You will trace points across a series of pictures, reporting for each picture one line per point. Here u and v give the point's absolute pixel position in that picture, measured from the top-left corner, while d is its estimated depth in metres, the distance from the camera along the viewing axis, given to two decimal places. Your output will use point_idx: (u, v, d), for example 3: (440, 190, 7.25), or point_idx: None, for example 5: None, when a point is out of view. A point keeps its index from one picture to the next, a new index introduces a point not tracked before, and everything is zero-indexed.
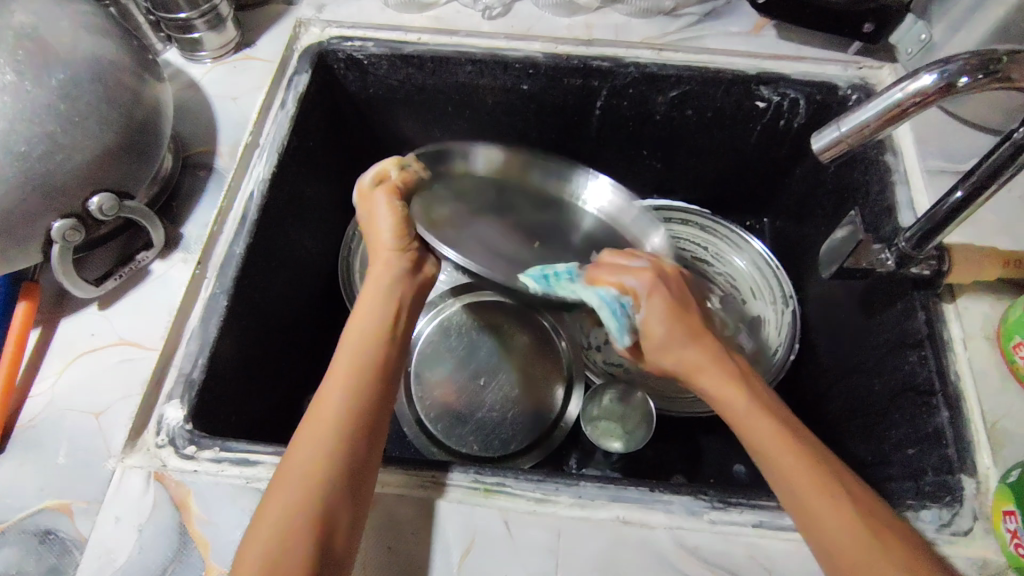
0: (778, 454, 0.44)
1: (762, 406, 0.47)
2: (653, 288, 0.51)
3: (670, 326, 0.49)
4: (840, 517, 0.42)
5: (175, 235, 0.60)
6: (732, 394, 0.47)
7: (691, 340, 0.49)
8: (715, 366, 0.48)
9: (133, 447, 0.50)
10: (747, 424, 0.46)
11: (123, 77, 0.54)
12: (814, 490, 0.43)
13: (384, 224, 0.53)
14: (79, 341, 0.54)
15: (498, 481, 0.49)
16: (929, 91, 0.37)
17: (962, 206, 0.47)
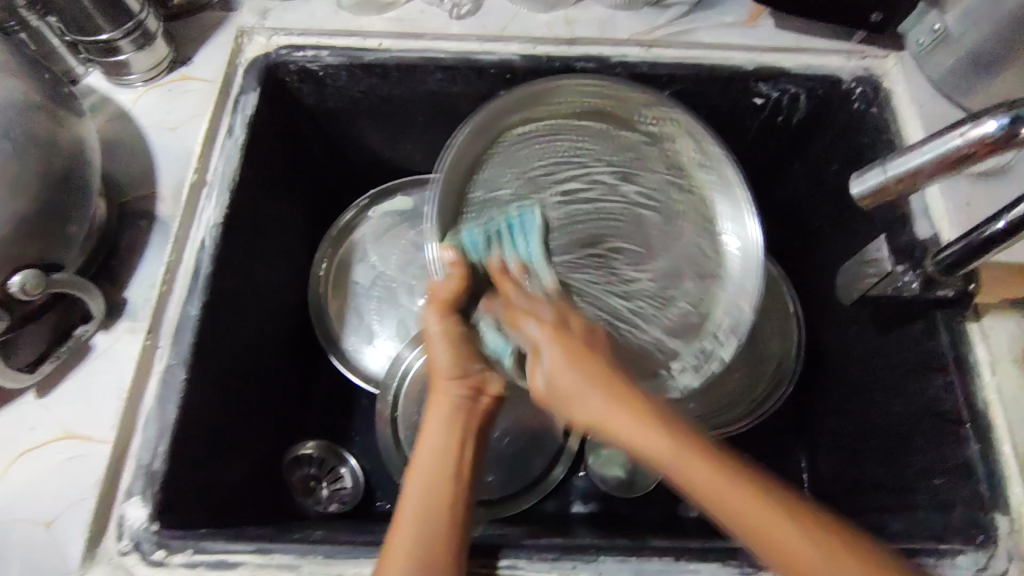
0: (635, 437, 0.39)
1: (628, 404, 0.41)
2: (551, 334, 0.46)
3: (586, 386, 0.43)
4: (774, 516, 0.36)
5: (118, 300, 0.52)
6: (672, 453, 0.38)
7: (636, 414, 0.40)
8: (699, 451, 0.38)
9: (94, 559, 0.44)
10: (767, 538, 0.35)
11: (38, 128, 0.46)
12: (712, 486, 0.37)
13: (440, 343, 0.51)
14: (17, 437, 0.47)
15: (510, 565, 0.45)
16: (993, 139, 0.33)
17: (1004, 236, 0.43)
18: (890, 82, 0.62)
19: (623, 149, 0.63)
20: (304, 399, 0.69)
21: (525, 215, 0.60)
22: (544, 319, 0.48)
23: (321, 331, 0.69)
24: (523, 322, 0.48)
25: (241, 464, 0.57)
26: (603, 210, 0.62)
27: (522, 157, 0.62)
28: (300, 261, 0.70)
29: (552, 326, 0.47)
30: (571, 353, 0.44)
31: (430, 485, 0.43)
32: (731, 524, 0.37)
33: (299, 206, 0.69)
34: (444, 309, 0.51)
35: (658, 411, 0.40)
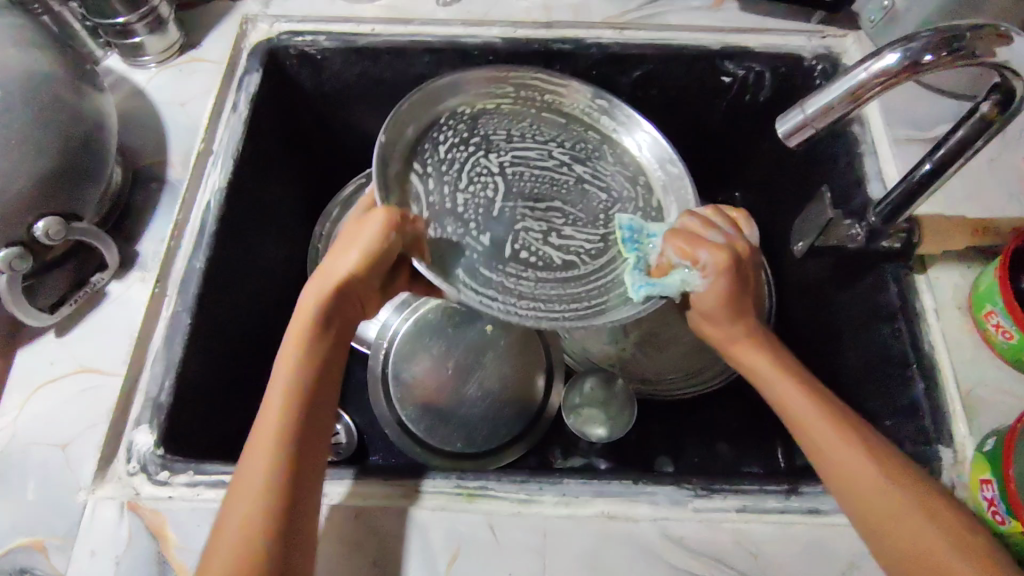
0: (831, 446, 0.44)
1: (811, 396, 0.47)
2: (725, 269, 0.48)
3: (724, 304, 0.49)
4: (883, 488, 0.42)
5: (131, 253, 0.58)
6: (784, 395, 0.47)
7: (748, 338, 0.50)
8: (818, 396, 0.47)
9: (104, 477, 0.49)
10: (875, 490, 0.42)
11: (62, 93, 0.51)
12: (837, 439, 0.44)
13: (354, 248, 0.49)
14: (39, 370, 0.53)
15: (480, 485, 0.49)
16: (893, 69, 0.39)
17: (931, 178, 0.49)
18: (848, 59, 0.67)
19: (576, 138, 0.68)
20: None
21: (465, 173, 0.64)
22: (719, 245, 0.49)
23: None
24: (694, 250, 0.49)
25: (243, 411, 0.62)
26: (545, 181, 0.66)
27: (459, 125, 0.65)
28: (299, 232, 0.75)
29: (728, 260, 0.48)
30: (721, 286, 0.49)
31: (278, 429, 0.43)
32: (821, 461, 0.45)
33: (298, 182, 0.74)
34: (384, 230, 0.49)
35: (757, 354, 0.50)
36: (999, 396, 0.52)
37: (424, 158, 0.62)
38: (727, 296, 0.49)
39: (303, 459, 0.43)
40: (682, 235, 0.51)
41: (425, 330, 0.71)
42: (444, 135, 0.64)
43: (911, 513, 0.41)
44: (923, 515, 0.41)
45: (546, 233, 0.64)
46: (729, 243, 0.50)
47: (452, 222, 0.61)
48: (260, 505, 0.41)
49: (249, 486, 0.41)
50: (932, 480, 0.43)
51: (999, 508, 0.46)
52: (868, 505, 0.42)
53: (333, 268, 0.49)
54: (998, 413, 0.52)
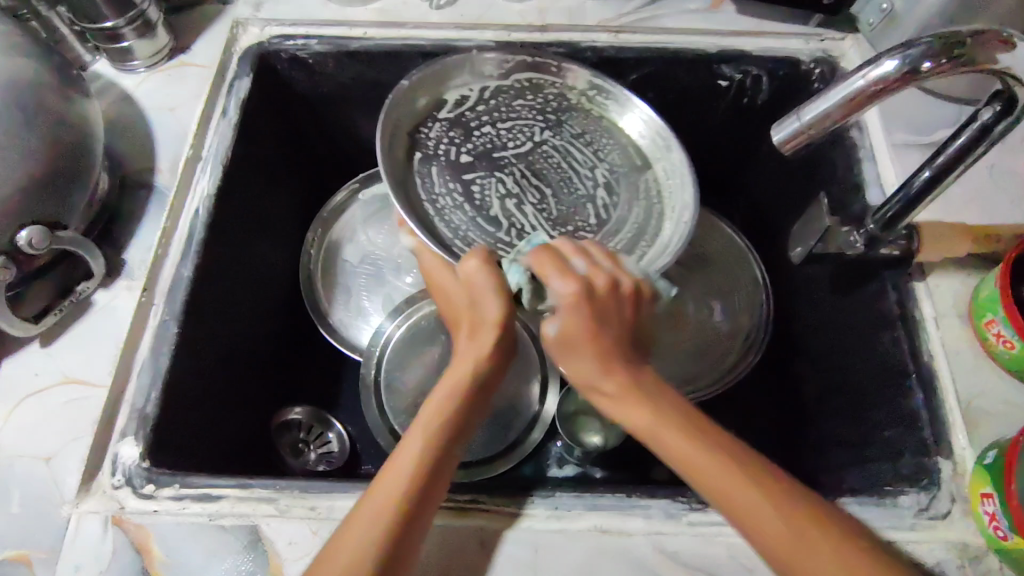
0: (694, 454, 0.40)
1: (657, 411, 0.42)
2: (574, 304, 0.44)
3: (580, 326, 0.43)
4: (779, 518, 0.38)
5: (118, 261, 0.57)
6: (654, 420, 0.41)
7: (604, 367, 0.43)
8: (676, 424, 0.41)
9: (88, 491, 0.48)
10: (781, 538, 0.37)
11: (46, 99, 0.50)
12: (734, 479, 0.39)
13: (487, 296, 0.47)
14: (23, 382, 0.52)
15: (471, 499, 0.48)
16: (890, 77, 0.38)
17: (930, 185, 0.48)
18: (846, 62, 0.66)
19: (564, 120, 0.67)
20: (294, 370, 0.72)
21: (460, 173, 0.63)
22: (575, 274, 0.45)
23: (311, 305, 0.71)
24: (550, 275, 0.45)
25: (232, 420, 0.61)
26: (562, 187, 0.65)
27: (519, 104, 0.67)
28: (292, 238, 0.74)
29: (576, 290, 0.44)
30: (580, 321, 0.43)
31: (416, 460, 0.42)
32: (671, 462, 0.41)
33: (291, 187, 0.73)
34: (483, 273, 0.47)
35: (660, 387, 0.43)
36: (1000, 406, 0.51)
37: (461, 111, 0.65)
38: (580, 314, 0.43)
39: (433, 494, 0.42)
40: (546, 254, 0.46)
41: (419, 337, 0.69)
42: (489, 106, 0.66)
43: (811, 555, 0.37)
44: (833, 555, 0.36)
45: (525, 225, 0.62)
46: (589, 273, 0.45)
47: (451, 191, 0.61)
48: (377, 531, 0.40)
49: (360, 533, 0.40)
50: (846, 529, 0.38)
51: (1001, 523, 0.45)
52: (772, 538, 0.38)
53: (459, 315, 0.51)
54: (999, 423, 0.51)
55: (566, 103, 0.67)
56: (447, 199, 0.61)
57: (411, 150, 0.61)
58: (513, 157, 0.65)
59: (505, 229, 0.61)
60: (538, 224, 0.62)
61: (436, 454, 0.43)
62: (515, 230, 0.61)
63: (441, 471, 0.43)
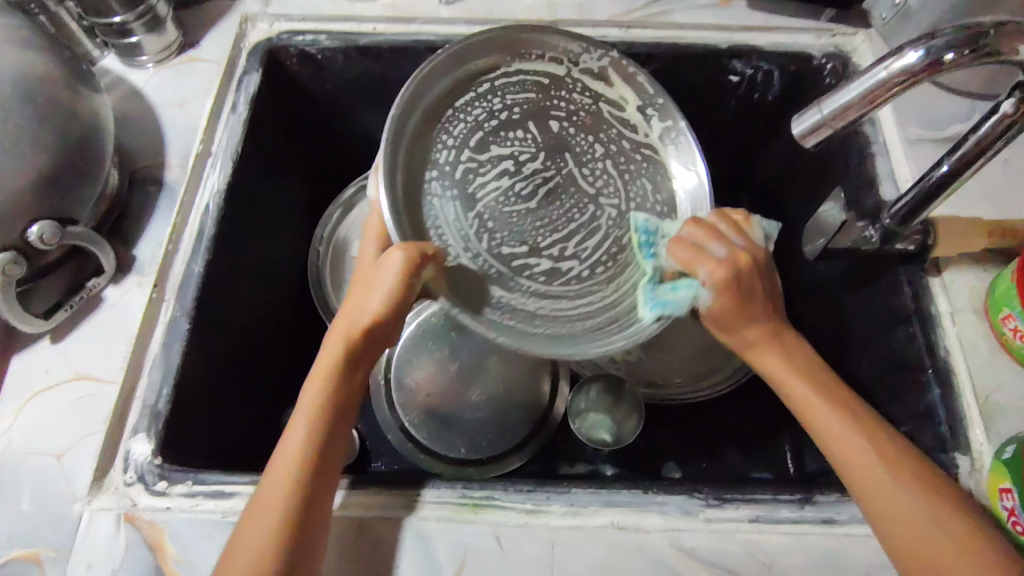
0: (850, 446, 0.44)
1: (827, 399, 0.46)
2: (723, 286, 0.48)
3: (751, 306, 0.49)
4: (911, 490, 0.42)
5: (128, 257, 0.57)
6: (811, 400, 0.47)
7: (770, 337, 0.49)
8: (848, 413, 0.46)
9: (100, 488, 0.47)
10: (908, 527, 0.41)
11: (57, 93, 0.50)
12: (874, 468, 0.43)
13: (379, 291, 0.47)
14: (33, 378, 0.52)
15: (487, 495, 0.48)
16: (913, 68, 0.38)
17: (948, 179, 0.48)
18: (858, 58, 0.65)
19: (607, 140, 0.61)
20: (303, 367, 0.72)
21: (467, 163, 0.58)
22: (719, 259, 0.48)
23: (319, 302, 0.71)
24: (694, 266, 0.48)
25: (242, 417, 0.60)
26: (532, 217, 0.59)
27: (620, 151, 0.61)
28: (300, 235, 0.73)
29: (725, 276, 0.47)
30: (724, 304, 0.48)
31: (302, 447, 0.44)
32: (817, 431, 0.46)
33: (299, 184, 0.73)
34: (402, 277, 0.46)
35: (798, 345, 0.50)
36: (1017, 402, 0.51)
37: (570, 86, 0.61)
38: (738, 299, 0.48)
39: (325, 471, 0.44)
40: (683, 245, 0.50)
41: (428, 334, 0.68)
42: (590, 116, 0.61)
43: (915, 513, 0.41)
44: (929, 514, 0.41)
45: (479, 200, 0.58)
46: (730, 258, 0.48)
47: (448, 173, 0.57)
48: (274, 530, 0.41)
49: (270, 508, 0.42)
50: (963, 498, 0.42)
51: (1021, 518, 0.44)
52: (866, 496, 0.43)
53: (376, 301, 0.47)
54: (1016, 419, 0.50)
55: (617, 121, 0.61)
56: (466, 116, 0.58)
57: (437, 107, 0.57)
58: (553, 155, 0.61)
59: (465, 184, 0.58)
60: (493, 202, 0.58)
61: (325, 433, 0.45)
62: (474, 191, 0.58)
63: (324, 478, 0.44)
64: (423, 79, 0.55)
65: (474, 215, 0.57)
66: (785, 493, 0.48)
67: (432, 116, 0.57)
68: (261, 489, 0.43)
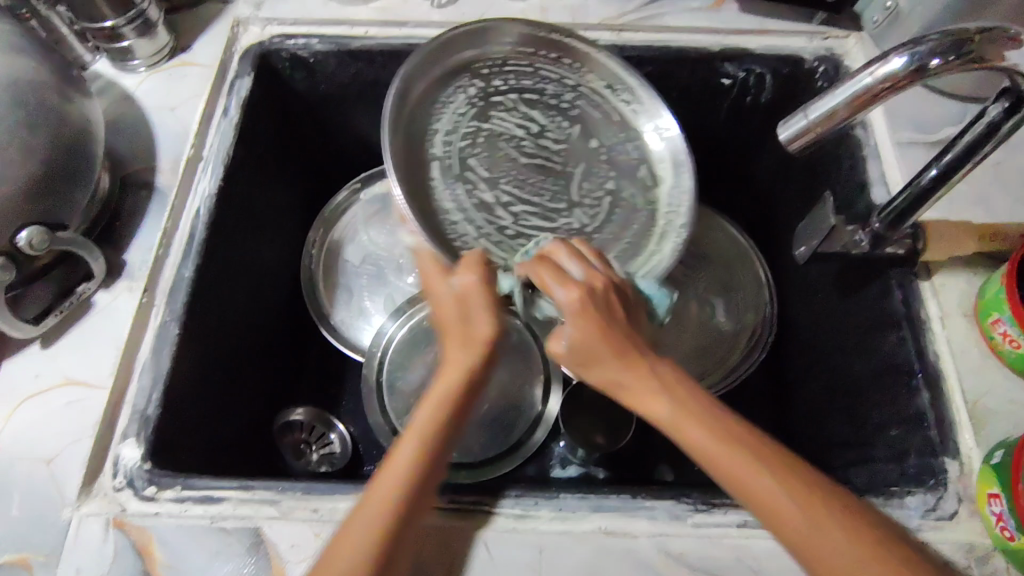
0: (751, 481, 0.37)
1: (712, 429, 0.38)
2: (584, 312, 0.42)
3: (592, 338, 0.41)
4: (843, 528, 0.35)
5: (118, 262, 0.57)
6: (681, 419, 0.39)
7: (625, 365, 0.41)
8: (746, 451, 0.37)
9: (89, 493, 0.47)
10: (813, 543, 0.35)
11: (47, 98, 0.50)
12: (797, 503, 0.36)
13: (476, 299, 0.46)
14: (23, 383, 0.52)
15: (476, 502, 0.47)
16: (898, 74, 0.38)
17: (936, 184, 0.48)
18: (850, 61, 0.65)
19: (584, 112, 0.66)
20: (295, 370, 0.72)
21: (460, 142, 0.62)
22: (573, 284, 0.43)
23: (310, 305, 0.71)
24: (551, 289, 0.43)
25: (233, 421, 0.60)
26: (509, 182, 0.63)
27: (607, 135, 0.65)
28: (293, 238, 0.73)
29: (581, 298, 0.42)
30: (589, 323, 0.41)
31: (417, 457, 0.41)
32: (709, 466, 0.38)
33: (292, 187, 0.73)
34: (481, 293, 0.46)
35: (674, 373, 0.41)
36: (1006, 406, 0.51)
37: (597, 104, 0.66)
38: (605, 334, 0.41)
39: (433, 476, 0.42)
40: (541, 269, 0.45)
41: (420, 337, 0.69)
42: (599, 123, 0.66)
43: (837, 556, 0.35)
44: (846, 536, 0.35)
45: (469, 145, 0.63)
46: (588, 281, 0.43)
47: (444, 153, 0.61)
48: (377, 533, 0.39)
49: (368, 521, 0.40)
50: (911, 555, 0.35)
51: (1008, 523, 0.44)
52: (772, 517, 0.37)
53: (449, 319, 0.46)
54: (1005, 423, 0.50)
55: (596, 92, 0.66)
56: (482, 88, 0.64)
57: (422, 103, 0.61)
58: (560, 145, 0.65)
59: (476, 129, 0.64)
60: (491, 148, 0.63)
61: (438, 444, 0.42)
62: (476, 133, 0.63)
63: (434, 478, 0.42)
64: (468, 34, 0.62)
65: (450, 153, 0.62)
66: None
67: (417, 104, 0.60)
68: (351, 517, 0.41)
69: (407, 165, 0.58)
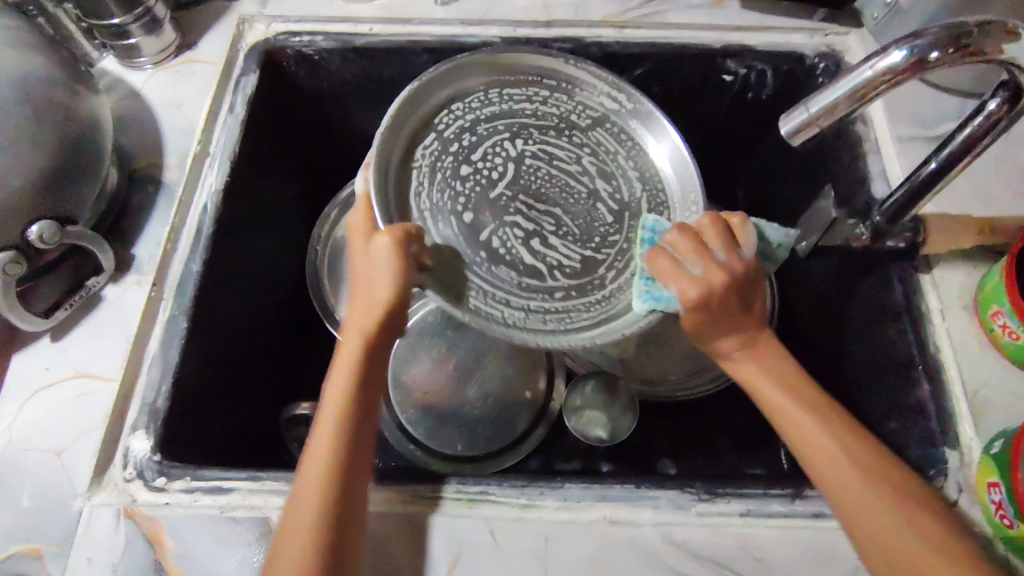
0: (820, 444, 0.44)
1: (792, 383, 0.47)
2: (696, 306, 0.46)
3: (712, 316, 0.47)
4: (878, 502, 0.41)
5: (127, 257, 0.57)
6: (768, 385, 0.47)
7: (746, 348, 0.48)
8: (808, 406, 0.45)
9: (100, 484, 0.48)
10: (855, 512, 0.42)
11: (56, 94, 0.51)
12: (870, 482, 0.42)
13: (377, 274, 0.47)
14: (33, 376, 0.52)
15: (481, 490, 0.48)
16: (898, 67, 0.39)
17: (936, 177, 0.48)
18: (851, 57, 0.66)
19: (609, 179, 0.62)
20: (300, 366, 0.73)
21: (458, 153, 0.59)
22: (693, 279, 0.46)
23: (316, 297, 0.71)
24: (669, 284, 0.47)
25: (239, 415, 0.61)
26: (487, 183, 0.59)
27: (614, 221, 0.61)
28: (298, 234, 0.74)
29: (697, 296, 0.45)
30: (699, 317, 0.46)
31: (328, 447, 0.44)
32: (806, 458, 0.45)
33: (296, 183, 0.73)
34: (397, 263, 0.46)
35: (775, 356, 0.49)
36: (1006, 397, 0.52)
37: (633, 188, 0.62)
38: (721, 309, 0.46)
39: (354, 471, 0.44)
40: (659, 267, 0.47)
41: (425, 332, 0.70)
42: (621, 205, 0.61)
43: (897, 533, 0.40)
44: (889, 515, 0.41)
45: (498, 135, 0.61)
46: (706, 276, 0.46)
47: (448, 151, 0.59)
48: (313, 510, 0.41)
49: (302, 512, 0.42)
50: (909, 478, 0.42)
51: (1007, 511, 0.45)
52: (856, 513, 0.42)
53: (377, 283, 0.47)
54: (1005, 414, 0.51)
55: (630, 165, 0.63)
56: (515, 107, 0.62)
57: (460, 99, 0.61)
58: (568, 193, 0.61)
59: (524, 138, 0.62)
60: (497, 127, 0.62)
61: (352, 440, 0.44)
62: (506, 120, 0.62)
63: (355, 453, 0.44)
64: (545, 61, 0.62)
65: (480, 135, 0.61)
66: (776, 487, 0.48)
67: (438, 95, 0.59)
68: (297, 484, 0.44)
69: (411, 111, 0.57)
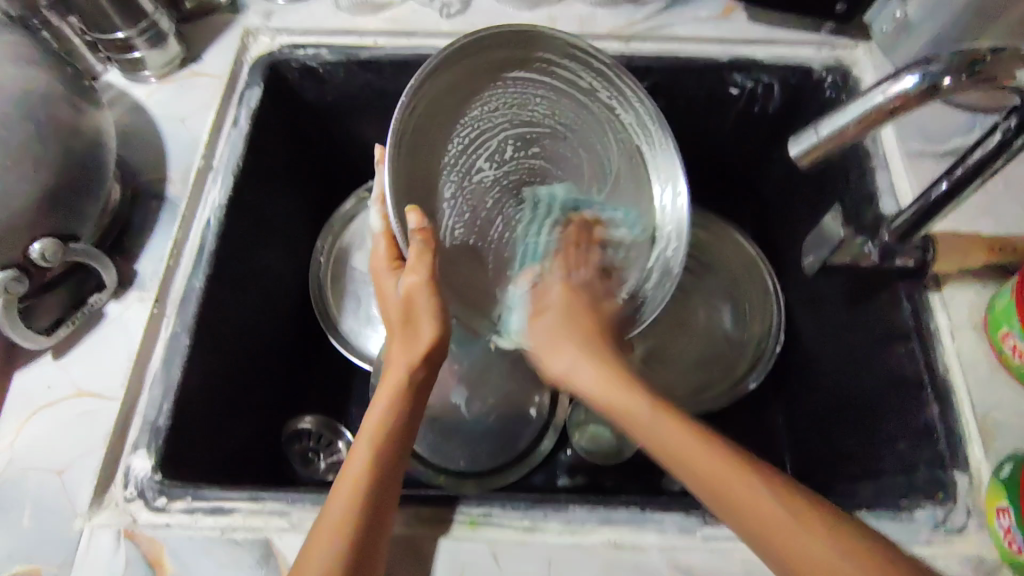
0: (672, 444, 0.42)
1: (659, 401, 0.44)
2: (569, 299, 0.53)
3: (547, 315, 0.52)
4: (770, 499, 0.39)
5: (130, 272, 0.57)
6: (604, 387, 0.46)
7: (621, 378, 0.46)
8: (672, 415, 0.43)
9: (101, 504, 0.48)
10: (745, 504, 0.39)
11: (59, 110, 0.50)
12: (711, 472, 0.40)
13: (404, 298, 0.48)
14: (35, 394, 0.52)
15: (484, 512, 0.48)
16: (911, 93, 0.38)
17: (947, 197, 0.48)
18: (859, 71, 0.65)
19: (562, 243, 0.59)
20: (303, 378, 0.72)
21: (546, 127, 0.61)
22: (573, 286, 0.54)
23: (319, 313, 0.71)
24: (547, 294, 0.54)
25: (242, 431, 0.61)
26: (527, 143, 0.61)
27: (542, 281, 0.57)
28: (302, 246, 0.73)
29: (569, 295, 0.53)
30: (564, 330, 0.50)
31: (365, 461, 0.44)
32: (658, 452, 0.43)
33: (300, 194, 0.73)
34: (427, 292, 0.47)
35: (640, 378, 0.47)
36: (1016, 419, 0.51)
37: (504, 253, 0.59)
38: (565, 321, 0.51)
39: (390, 478, 0.44)
40: (544, 293, 0.54)
41: None
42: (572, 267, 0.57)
43: (778, 520, 0.38)
44: (777, 507, 0.38)
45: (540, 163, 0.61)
46: (575, 288, 0.54)
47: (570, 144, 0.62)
48: (343, 529, 0.41)
49: (333, 525, 0.41)
50: (801, 491, 0.39)
51: (1015, 537, 0.44)
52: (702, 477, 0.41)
53: (392, 325, 0.50)
54: (1015, 437, 0.50)
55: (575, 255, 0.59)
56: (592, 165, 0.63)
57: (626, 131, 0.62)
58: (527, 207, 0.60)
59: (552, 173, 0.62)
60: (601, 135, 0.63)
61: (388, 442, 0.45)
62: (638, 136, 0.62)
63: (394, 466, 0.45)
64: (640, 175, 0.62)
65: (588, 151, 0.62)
66: None
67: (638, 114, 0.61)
68: (326, 511, 0.43)
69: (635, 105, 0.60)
